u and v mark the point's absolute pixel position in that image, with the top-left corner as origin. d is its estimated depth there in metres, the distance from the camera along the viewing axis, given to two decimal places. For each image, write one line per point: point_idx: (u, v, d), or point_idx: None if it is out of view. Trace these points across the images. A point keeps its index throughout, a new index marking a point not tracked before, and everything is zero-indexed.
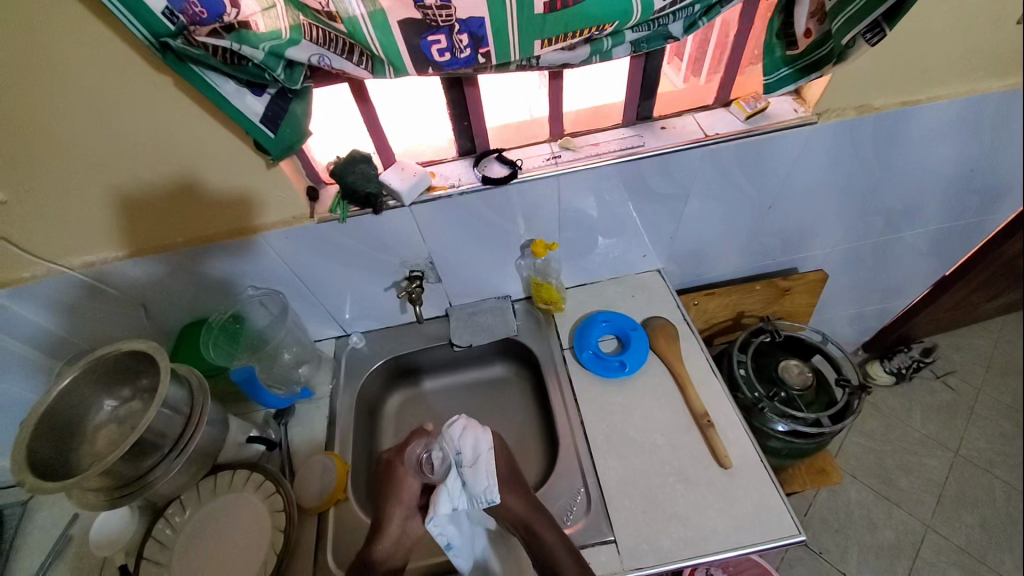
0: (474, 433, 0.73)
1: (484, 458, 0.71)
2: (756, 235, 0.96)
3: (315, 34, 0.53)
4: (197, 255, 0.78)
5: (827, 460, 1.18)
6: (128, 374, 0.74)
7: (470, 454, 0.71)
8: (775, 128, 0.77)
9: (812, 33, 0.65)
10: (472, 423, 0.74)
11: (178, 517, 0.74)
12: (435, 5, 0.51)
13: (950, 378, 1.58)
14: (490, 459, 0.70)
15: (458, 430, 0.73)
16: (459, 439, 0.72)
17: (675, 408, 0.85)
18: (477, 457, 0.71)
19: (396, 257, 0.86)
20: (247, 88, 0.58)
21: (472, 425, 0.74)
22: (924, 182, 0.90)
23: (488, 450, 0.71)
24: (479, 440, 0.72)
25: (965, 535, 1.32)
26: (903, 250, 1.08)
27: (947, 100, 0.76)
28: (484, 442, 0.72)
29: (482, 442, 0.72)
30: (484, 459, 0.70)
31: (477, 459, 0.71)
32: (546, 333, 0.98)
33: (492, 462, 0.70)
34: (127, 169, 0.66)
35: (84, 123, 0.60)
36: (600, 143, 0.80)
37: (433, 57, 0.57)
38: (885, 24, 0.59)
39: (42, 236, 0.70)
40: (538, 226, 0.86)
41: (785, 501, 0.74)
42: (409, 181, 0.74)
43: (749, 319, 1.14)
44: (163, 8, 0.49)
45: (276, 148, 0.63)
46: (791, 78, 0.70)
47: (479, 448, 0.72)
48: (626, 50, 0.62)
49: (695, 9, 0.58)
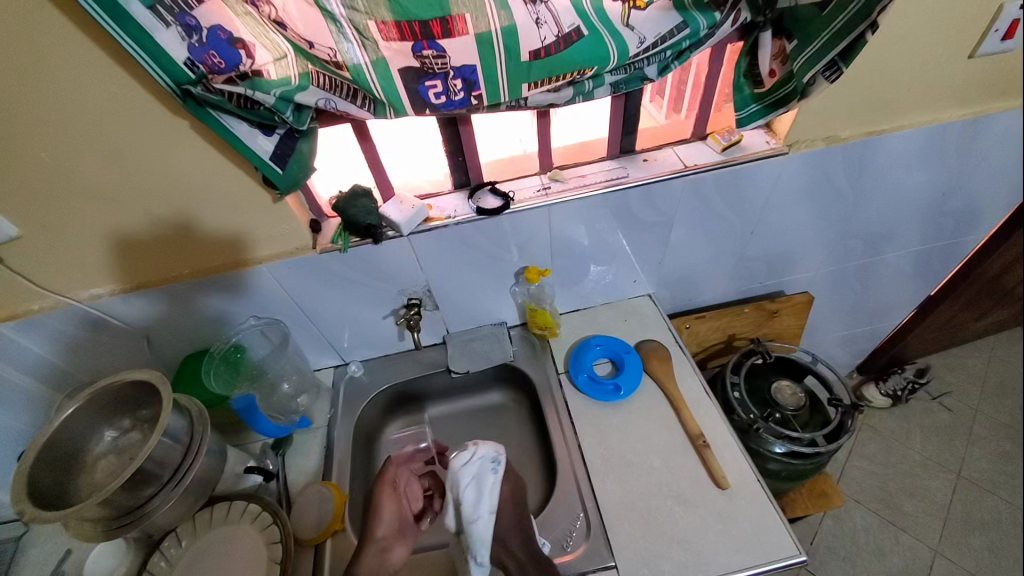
0: (481, 483, 0.70)
1: (481, 517, 0.68)
2: (741, 259, 1.00)
3: (322, 80, 0.58)
4: (202, 286, 0.81)
5: (828, 484, 1.18)
6: (130, 404, 0.75)
7: (470, 507, 0.69)
8: (748, 159, 0.82)
9: (775, 73, 0.71)
10: (482, 471, 0.71)
11: (174, 550, 0.73)
12: (432, 54, 0.57)
13: (946, 400, 1.60)
14: (484, 524, 0.67)
15: (467, 477, 0.70)
16: (468, 487, 0.70)
17: (672, 430, 0.86)
18: (475, 513, 0.68)
19: (395, 287, 0.89)
20: (258, 129, 0.62)
21: (483, 473, 0.71)
22: (898, 206, 0.94)
23: (487, 512, 0.68)
24: (488, 491, 0.70)
25: (974, 560, 1.30)
26: (888, 272, 1.12)
27: (911, 130, 0.82)
28: (484, 501, 0.69)
29: (488, 496, 0.70)
30: (479, 520, 0.67)
31: (474, 517, 0.68)
32: (541, 359, 1.00)
33: (488, 525, 0.68)
34: (136, 203, 0.69)
35: (101, 162, 0.64)
36: (587, 174, 0.84)
37: (430, 100, 0.61)
38: (842, 62, 0.64)
39: (54, 268, 0.73)
40: (531, 253, 0.89)
41: (783, 520, 0.75)
42: (407, 213, 0.78)
43: (741, 340, 1.17)
44: (185, 58, 0.53)
45: (284, 182, 0.67)
46: (760, 113, 0.76)
47: (480, 505, 0.69)
48: (607, 91, 0.67)
49: (668, 54, 0.64)
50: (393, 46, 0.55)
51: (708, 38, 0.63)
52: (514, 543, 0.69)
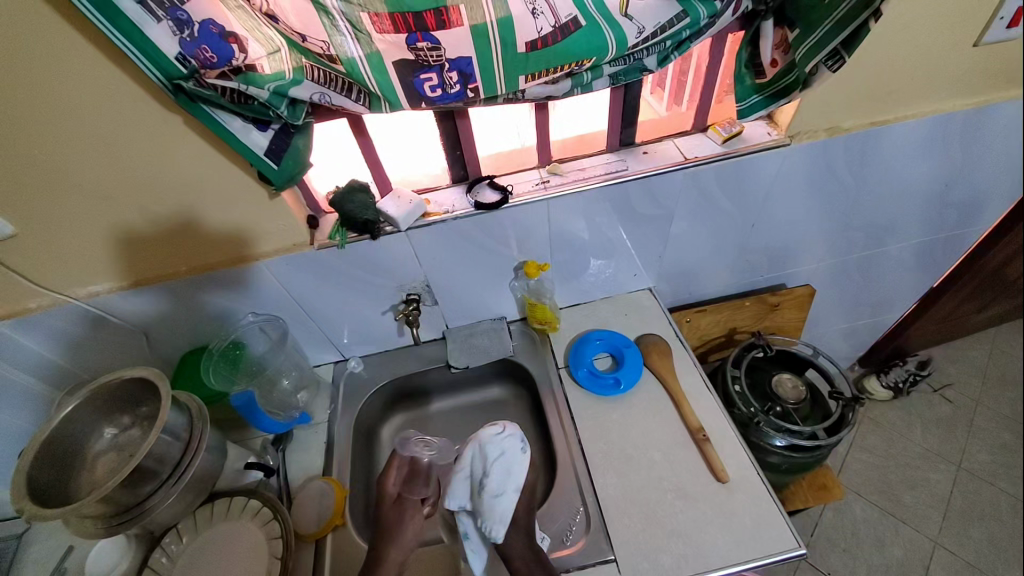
0: (509, 460, 0.72)
1: (507, 493, 0.70)
2: (743, 252, 0.99)
3: (317, 75, 0.57)
4: (199, 283, 0.81)
5: (828, 476, 1.18)
6: (129, 402, 0.75)
7: (495, 483, 0.70)
8: (751, 150, 0.81)
9: (778, 62, 0.70)
10: (512, 450, 0.73)
11: (174, 547, 0.73)
12: (426, 46, 0.56)
13: (948, 391, 1.59)
14: (510, 499, 0.70)
15: (496, 453, 0.72)
16: (495, 461, 0.72)
17: (671, 424, 0.86)
18: (501, 489, 0.70)
19: (394, 282, 0.89)
20: (253, 124, 0.62)
21: (512, 450, 0.73)
22: (901, 197, 0.93)
23: (513, 489, 0.71)
24: (514, 470, 0.72)
25: (974, 551, 1.31)
26: (889, 264, 1.11)
27: (914, 119, 0.81)
28: (513, 478, 0.71)
29: (514, 474, 0.72)
30: (506, 495, 0.70)
31: (500, 490, 0.70)
32: (541, 354, 1.00)
33: (512, 502, 0.70)
34: (132, 200, 0.69)
35: (94, 159, 0.64)
36: (587, 168, 0.83)
37: (426, 93, 0.60)
38: (844, 51, 0.63)
39: (49, 267, 0.73)
40: (530, 248, 0.88)
41: (783, 512, 0.75)
42: (405, 208, 0.77)
43: (742, 334, 1.16)
44: (176, 53, 0.52)
45: (279, 179, 0.66)
46: (762, 104, 0.74)
47: (507, 480, 0.71)
48: (605, 83, 0.67)
49: (667, 44, 0.63)
50: (387, 38, 0.54)
51: (708, 27, 0.63)
52: (513, 538, 0.69)
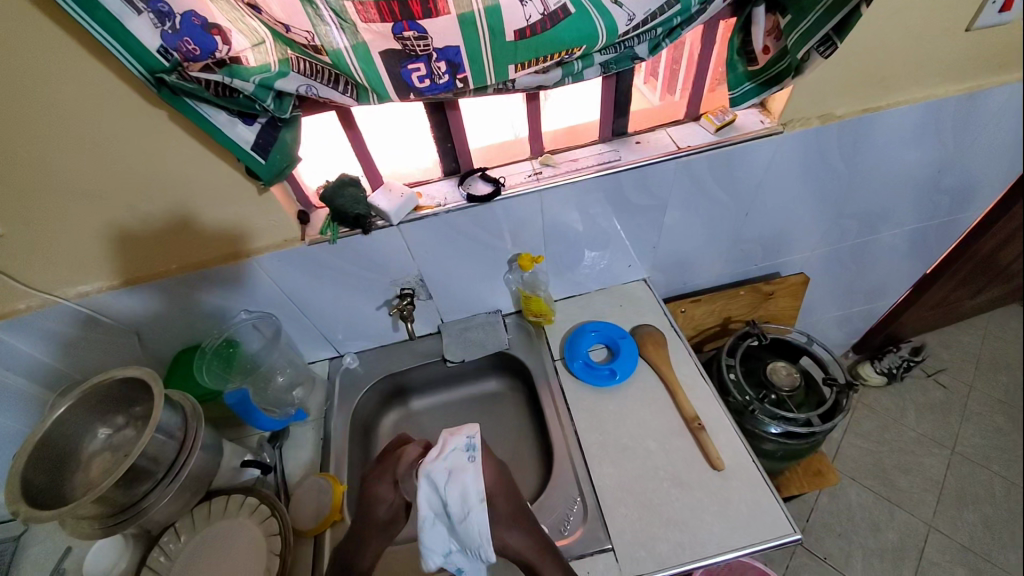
0: (461, 478, 0.58)
1: (473, 510, 0.57)
2: (737, 241, 0.99)
3: (302, 66, 0.56)
4: (192, 282, 0.80)
5: (823, 462, 1.19)
6: (122, 402, 0.75)
7: (457, 507, 0.57)
8: (743, 138, 0.80)
9: (769, 50, 0.70)
10: (460, 463, 0.59)
11: (173, 545, 0.73)
12: (413, 36, 0.55)
13: (941, 376, 1.61)
14: (480, 512, 0.56)
15: (444, 475, 0.58)
16: (447, 487, 0.58)
17: (666, 414, 0.86)
18: (465, 511, 0.57)
19: (386, 276, 0.88)
20: (238, 118, 0.61)
21: (460, 464, 0.59)
22: (893, 184, 0.93)
23: (478, 501, 0.57)
24: (469, 484, 0.57)
25: (967, 533, 1.32)
26: (883, 251, 1.12)
27: (906, 105, 0.80)
28: (473, 489, 0.57)
29: (473, 487, 0.57)
30: (473, 511, 0.56)
31: (467, 514, 0.56)
32: (536, 346, 1.00)
33: (484, 517, 0.56)
34: (120, 199, 0.68)
35: (81, 158, 0.63)
36: (579, 158, 0.83)
37: (414, 84, 0.60)
38: (835, 36, 0.62)
39: (39, 268, 0.72)
40: (525, 240, 0.88)
41: (779, 499, 0.75)
42: (396, 202, 0.76)
43: (736, 323, 1.17)
44: (157, 46, 0.51)
45: (267, 173, 0.65)
46: (754, 91, 0.73)
47: (467, 498, 0.57)
48: (596, 71, 0.66)
49: (659, 32, 0.62)
50: (373, 28, 0.53)
51: (699, 14, 0.62)
52: None
